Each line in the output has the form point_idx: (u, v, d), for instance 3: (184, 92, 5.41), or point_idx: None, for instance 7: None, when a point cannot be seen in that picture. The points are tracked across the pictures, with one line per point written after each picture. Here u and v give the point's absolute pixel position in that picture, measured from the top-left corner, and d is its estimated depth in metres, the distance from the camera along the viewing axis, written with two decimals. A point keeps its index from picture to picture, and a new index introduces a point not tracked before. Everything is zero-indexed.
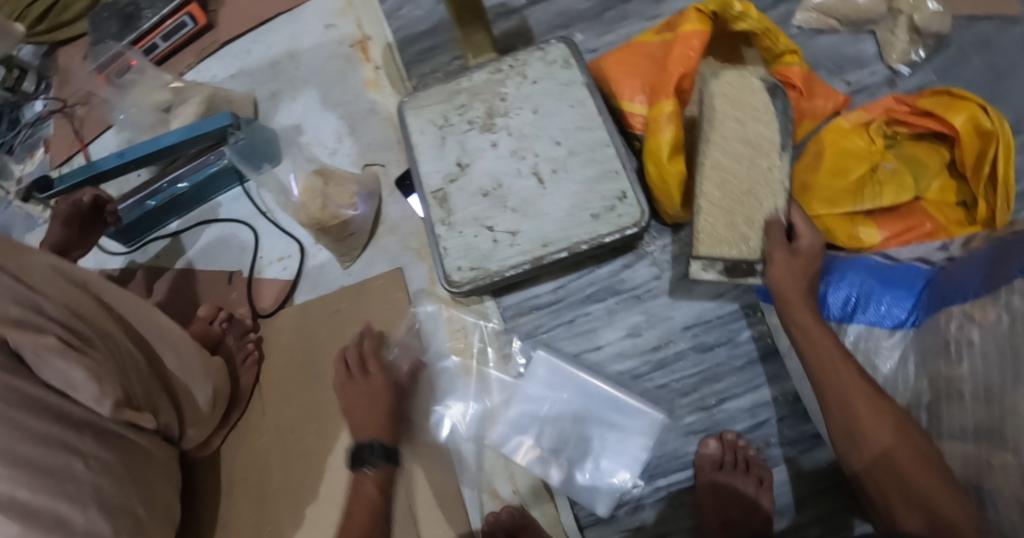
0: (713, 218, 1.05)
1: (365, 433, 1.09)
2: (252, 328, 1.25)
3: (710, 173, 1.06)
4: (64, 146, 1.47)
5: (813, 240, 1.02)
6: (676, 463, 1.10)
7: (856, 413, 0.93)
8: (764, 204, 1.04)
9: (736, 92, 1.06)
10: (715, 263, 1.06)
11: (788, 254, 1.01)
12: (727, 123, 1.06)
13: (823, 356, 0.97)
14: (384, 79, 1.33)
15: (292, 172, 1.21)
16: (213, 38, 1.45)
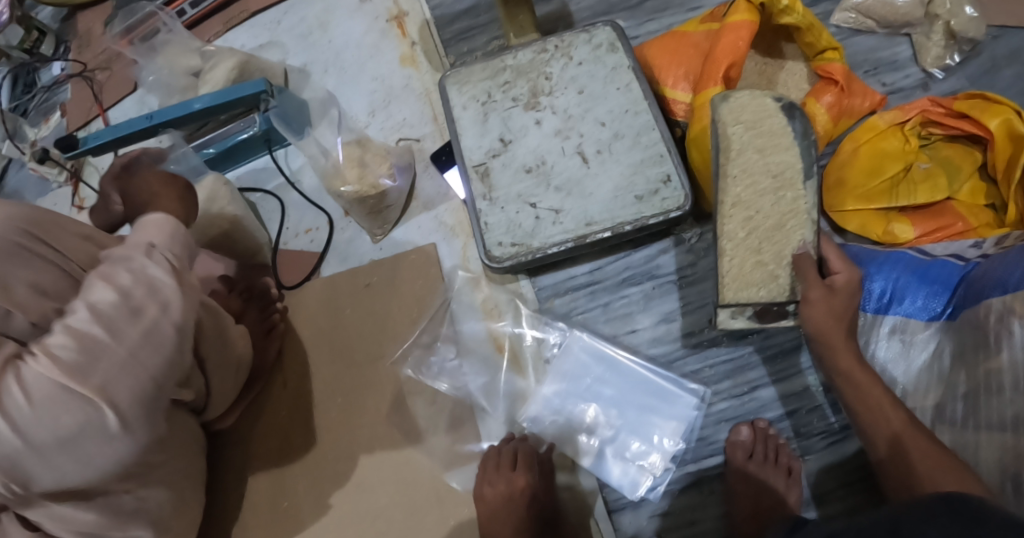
0: (739, 259, 0.99)
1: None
2: (279, 299, 1.21)
3: (733, 210, 1.00)
4: (82, 110, 1.45)
5: (850, 278, 0.96)
6: (707, 449, 1.10)
7: (876, 405, 0.93)
8: (792, 237, 0.98)
9: (752, 117, 1.01)
10: (744, 309, 0.98)
11: (825, 293, 0.94)
12: (747, 154, 1.00)
13: (855, 370, 0.95)
14: (420, 55, 1.31)
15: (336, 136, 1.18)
16: (243, 7, 1.43)
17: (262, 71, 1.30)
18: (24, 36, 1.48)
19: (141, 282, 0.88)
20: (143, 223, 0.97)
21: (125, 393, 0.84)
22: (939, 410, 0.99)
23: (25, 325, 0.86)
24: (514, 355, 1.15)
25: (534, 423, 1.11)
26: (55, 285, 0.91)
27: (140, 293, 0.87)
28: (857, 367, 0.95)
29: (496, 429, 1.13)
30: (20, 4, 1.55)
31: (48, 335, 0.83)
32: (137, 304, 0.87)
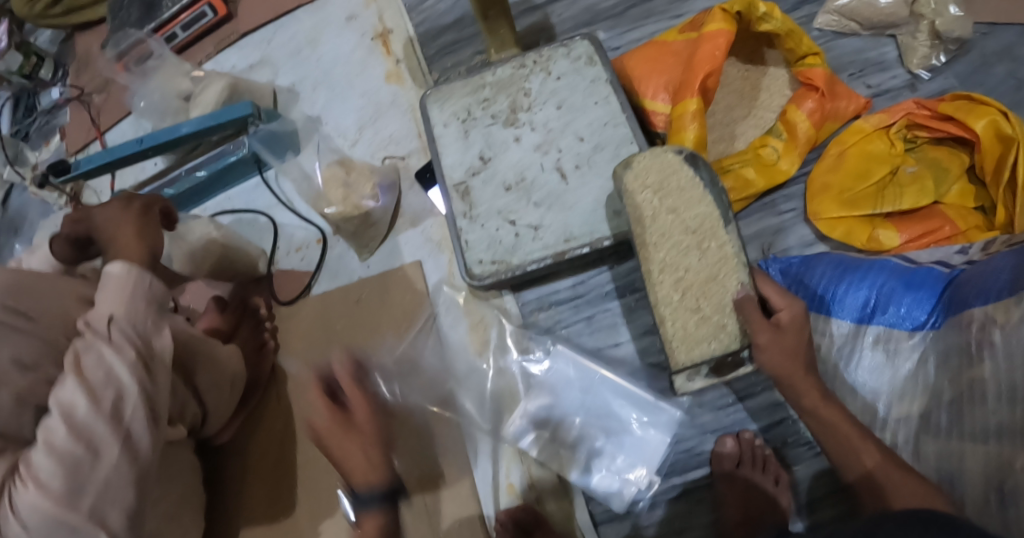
0: (680, 321, 0.94)
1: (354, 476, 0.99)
2: (269, 318, 1.23)
3: (663, 276, 0.95)
4: (81, 133, 1.48)
5: (794, 314, 0.93)
6: (693, 461, 1.12)
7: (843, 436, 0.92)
8: (728, 286, 0.93)
9: (656, 177, 0.98)
10: (699, 369, 0.95)
11: (774, 334, 0.91)
12: (661, 216, 0.97)
13: (818, 405, 0.93)
14: (405, 72, 1.31)
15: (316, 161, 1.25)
16: (232, 29, 1.44)
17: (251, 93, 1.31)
18: (23, 62, 1.52)
19: (109, 381, 0.87)
20: (108, 281, 0.94)
21: (114, 513, 0.86)
22: (924, 418, 0.97)
23: (10, 400, 0.90)
24: (499, 371, 1.16)
25: (517, 436, 1.12)
26: (34, 355, 0.93)
27: (111, 397, 0.87)
28: (821, 400, 0.93)
29: (482, 442, 1.15)
30: (20, 30, 1.59)
31: (30, 456, 0.84)
32: (111, 409, 0.87)
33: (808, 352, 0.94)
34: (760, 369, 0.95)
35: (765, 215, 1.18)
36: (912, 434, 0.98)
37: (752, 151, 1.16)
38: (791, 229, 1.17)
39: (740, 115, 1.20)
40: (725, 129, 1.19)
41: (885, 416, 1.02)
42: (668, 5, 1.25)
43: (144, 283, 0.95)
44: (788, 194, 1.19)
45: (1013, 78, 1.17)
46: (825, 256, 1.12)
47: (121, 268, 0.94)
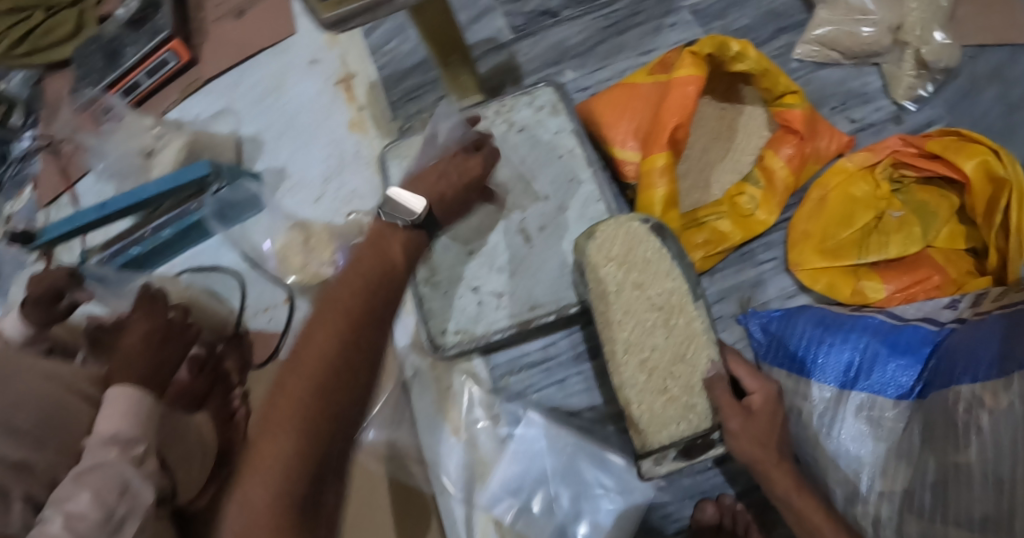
0: (648, 402, 0.92)
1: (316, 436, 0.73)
2: (241, 384, 1.20)
3: (627, 356, 0.94)
4: (51, 185, 1.41)
5: (766, 397, 0.91)
6: (671, 526, 1.09)
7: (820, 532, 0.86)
8: (697, 366, 0.92)
9: (620, 250, 0.97)
10: (667, 453, 0.91)
11: (745, 418, 0.88)
12: (626, 292, 0.95)
13: (791, 493, 0.88)
14: (368, 120, 1.26)
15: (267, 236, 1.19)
16: (196, 75, 1.37)
17: (212, 148, 1.26)
18: None
19: (122, 498, 0.89)
20: (108, 402, 0.96)
21: None
22: (908, 496, 0.92)
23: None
24: (468, 437, 1.12)
25: (491, 505, 1.09)
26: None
27: (122, 510, 0.89)
28: (794, 489, 0.88)
29: (454, 511, 1.10)
30: None
31: None
32: (117, 524, 0.88)
33: (782, 433, 0.90)
34: (730, 452, 0.90)
35: (744, 265, 1.13)
36: (895, 511, 0.93)
37: (728, 200, 1.11)
38: (771, 280, 1.11)
39: (716, 158, 1.13)
40: (701, 174, 1.13)
41: (868, 488, 0.96)
42: (639, 39, 1.21)
43: (143, 398, 0.98)
44: (768, 242, 1.13)
45: (1003, 101, 1.11)
46: (807, 311, 1.06)
47: (118, 390, 0.97)
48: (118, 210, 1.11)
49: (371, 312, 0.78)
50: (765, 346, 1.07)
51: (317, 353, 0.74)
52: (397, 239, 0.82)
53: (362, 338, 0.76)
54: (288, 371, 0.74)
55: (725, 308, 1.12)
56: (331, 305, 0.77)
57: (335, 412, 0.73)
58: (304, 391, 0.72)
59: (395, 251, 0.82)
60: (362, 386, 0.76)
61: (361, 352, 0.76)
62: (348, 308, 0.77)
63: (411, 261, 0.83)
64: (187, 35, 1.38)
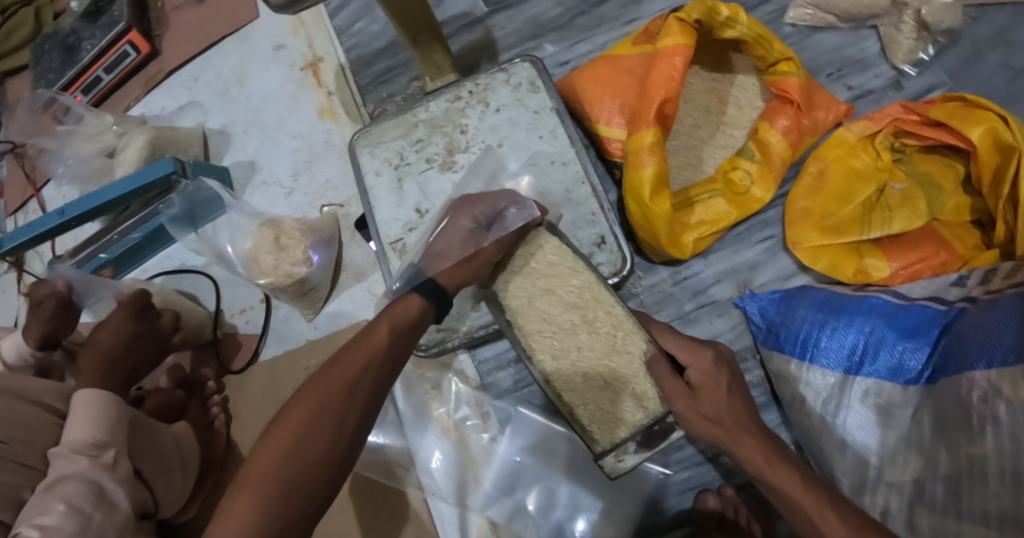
0: (592, 403, 0.84)
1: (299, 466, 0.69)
2: (219, 390, 1.15)
3: (557, 362, 0.85)
4: (17, 191, 1.34)
5: (704, 370, 0.81)
6: (672, 521, 1.04)
7: (809, 518, 0.73)
8: (630, 352, 0.84)
9: (522, 258, 0.88)
10: (626, 447, 0.82)
11: (688, 396, 0.79)
12: (535, 302, 0.86)
13: (761, 468, 0.76)
14: (338, 106, 1.20)
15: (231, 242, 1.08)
16: (159, 66, 1.30)
17: (175, 145, 1.19)
18: None
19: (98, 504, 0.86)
20: (75, 409, 0.92)
21: None
22: (918, 488, 0.87)
23: None
24: (457, 435, 1.08)
25: (484, 506, 1.05)
26: None
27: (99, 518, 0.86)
28: (764, 464, 0.76)
29: (446, 512, 1.06)
30: None
31: None
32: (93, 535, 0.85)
33: (743, 406, 0.79)
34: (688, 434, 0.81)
35: (739, 246, 1.07)
36: (905, 504, 0.88)
37: (722, 177, 1.03)
38: (769, 260, 1.06)
39: (706, 135, 1.07)
40: (691, 151, 1.07)
41: (876, 477, 0.90)
42: (620, 9, 1.14)
43: (112, 406, 0.93)
44: (765, 220, 1.07)
45: (1006, 67, 1.04)
46: (808, 292, 1.00)
47: (86, 394, 0.93)
48: (79, 215, 1.05)
49: (356, 383, 0.74)
50: (764, 332, 1.01)
51: (293, 417, 0.71)
52: (386, 319, 0.79)
53: (342, 410, 0.72)
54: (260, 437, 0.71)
55: (721, 292, 1.06)
56: (313, 374, 0.75)
57: (303, 474, 0.69)
58: (269, 459, 0.69)
59: (386, 326, 0.79)
60: (340, 452, 0.72)
61: (342, 425, 0.72)
62: (330, 376, 0.74)
63: (404, 335, 0.80)
64: (146, 25, 1.30)
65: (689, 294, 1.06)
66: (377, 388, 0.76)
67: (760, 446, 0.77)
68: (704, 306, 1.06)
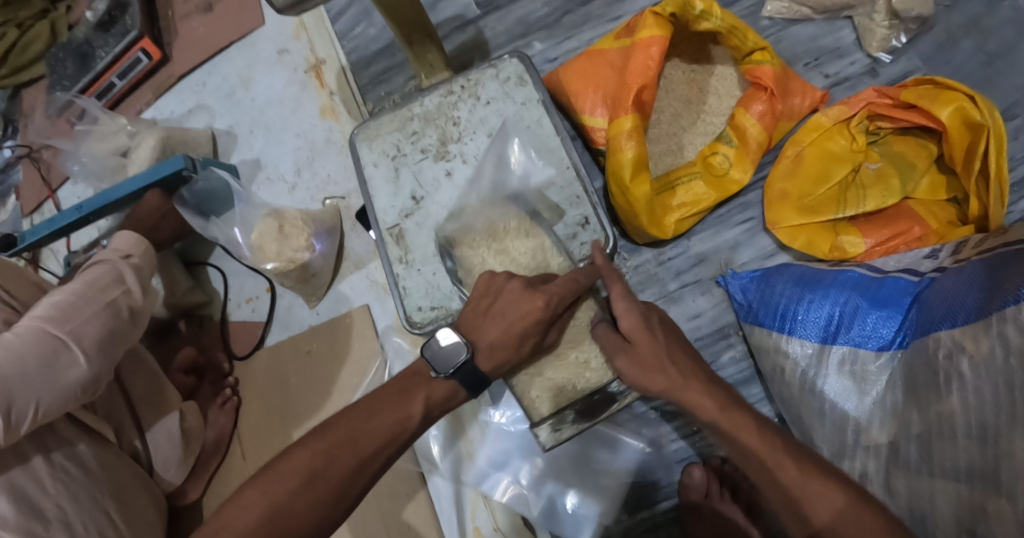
0: (536, 370, 0.91)
1: (287, 498, 0.78)
2: (230, 373, 1.22)
3: None
4: (33, 193, 1.40)
5: (637, 318, 0.83)
6: (661, 493, 1.09)
7: (768, 469, 0.76)
8: (578, 318, 0.91)
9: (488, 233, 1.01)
10: (564, 418, 0.92)
11: (626, 355, 0.83)
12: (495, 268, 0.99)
13: (716, 415, 0.78)
14: (339, 105, 1.26)
15: (239, 226, 1.15)
16: (169, 72, 1.37)
17: (184, 144, 1.25)
18: None
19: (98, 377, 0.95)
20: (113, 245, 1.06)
21: None
22: (893, 450, 0.90)
23: None
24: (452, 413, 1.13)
25: (480, 480, 1.10)
26: None
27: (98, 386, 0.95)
28: (718, 409, 0.78)
29: (443, 487, 1.13)
30: None
31: None
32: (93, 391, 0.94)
33: (683, 352, 0.82)
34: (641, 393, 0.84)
35: (721, 228, 1.11)
36: (882, 466, 0.91)
37: (701, 161, 1.09)
38: (749, 240, 1.10)
39: (686, 123, 1.12)
40: (672, 139, 1.12)
41: (854, 443, 0.94)
42: (605, 7, 1.20)
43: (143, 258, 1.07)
44: (745, 203, 1.12)
45: (981, 52, 1.09)
46: (786, 269, 1.04)
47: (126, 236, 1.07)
48: (94, 211, 1.12)
49: (365, 461, 0.81)
50: (745, 308, 1.05)
51: (291, 477, 0.79)
52: (424, 390, 0.85)
53: (340, 485, 0.80)
54: (258, 481, 0.80)
55: (703, 271, 1.10)
56: (323, 436, 0.82)
57: (296, 514, 0.78)
58: (261, 509, 0.78)
59: (417, 406, 0.84)
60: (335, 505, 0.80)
61: (341, 495, 0.80)
62: (340, 447, 0.81)
63: (432, 414, 0.85)
64: (157, 33, 1.37)
65: (672, 274, 1.11)
66: (382, 462, 0.83)
67: (713, 400, 0.79)
68: (687, 285, 1.10)
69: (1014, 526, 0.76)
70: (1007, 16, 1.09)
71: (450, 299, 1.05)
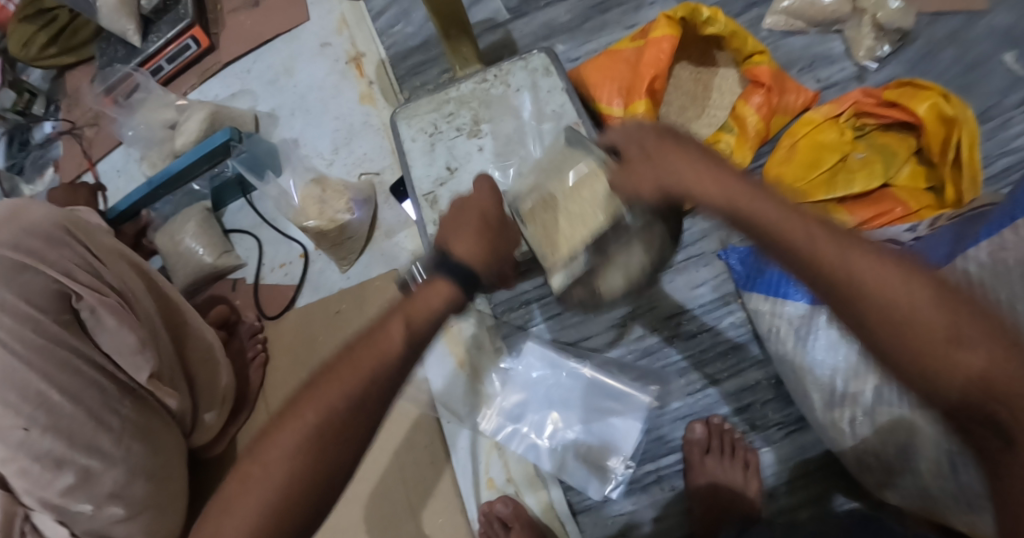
0: (548, 222, 0.92)
1: (283, 487, 0.70)
2: (262, 329, 1.30)
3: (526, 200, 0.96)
4: (72, 165, 1.49)
5: (630, 131, 0.79)
6: (665, 448, 1.16)
7: (853, 275, 0.67)
8: (582, 165, 0.91)
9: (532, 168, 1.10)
10: (578, 258, 0.90)
11: (625, 167, 0.78)
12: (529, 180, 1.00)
13: (739, 207, 0.71)
14: (378, 93, 1.38)
15: (292, 180, 1.26)
16: (215, 59, 1.49)
17: (232, 120, 1.36)
18: (16, 98, 1.50)
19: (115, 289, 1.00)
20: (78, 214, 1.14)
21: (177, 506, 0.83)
22: (878, 393, 1.01)
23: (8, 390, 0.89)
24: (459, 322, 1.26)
25: (496, 433, 1.19)
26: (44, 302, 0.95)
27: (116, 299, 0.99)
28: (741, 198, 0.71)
29: (461, 436, 1.22)
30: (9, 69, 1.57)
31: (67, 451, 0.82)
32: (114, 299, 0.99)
33: (685, 142, 0.76)
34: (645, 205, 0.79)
35: None
36: (869, 409, 1.01)
37: (706, 148, 1.23)
38: None
39: (692, 115, 1.25)
40: (678, 129, 1.24)
41: (842, 392, 1.04)
42: (621, 16, 1.34)
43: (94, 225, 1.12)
44: None
45: (959, 62, 1.24)
46: None
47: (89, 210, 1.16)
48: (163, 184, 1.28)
49: (355, 422, 0.71)
50: (744, 277, 1.17)
51: (280, 463, 0.70)
52: (396, 323, 0.73)
53: (338, 456, 0.71)
54: (243, 473, 0.71)
55: (707, 245, 1.24)
56: (297, 413, 0.71)
57: (301, 495, 0.70)
58: (260, 505, 0.69)
59: (395, 342, 0.72)
60: (338, 472, 0.72)
61: (339, 462, 0.71)
62: (325, 415, 0.71)
63: (422, 340, 0.74)
64: (206, 24, 1.49)
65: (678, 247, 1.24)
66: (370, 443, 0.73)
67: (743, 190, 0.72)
68: (692, 257, 1.23)
69: None
70: (982, 33, 1.25)
71: None
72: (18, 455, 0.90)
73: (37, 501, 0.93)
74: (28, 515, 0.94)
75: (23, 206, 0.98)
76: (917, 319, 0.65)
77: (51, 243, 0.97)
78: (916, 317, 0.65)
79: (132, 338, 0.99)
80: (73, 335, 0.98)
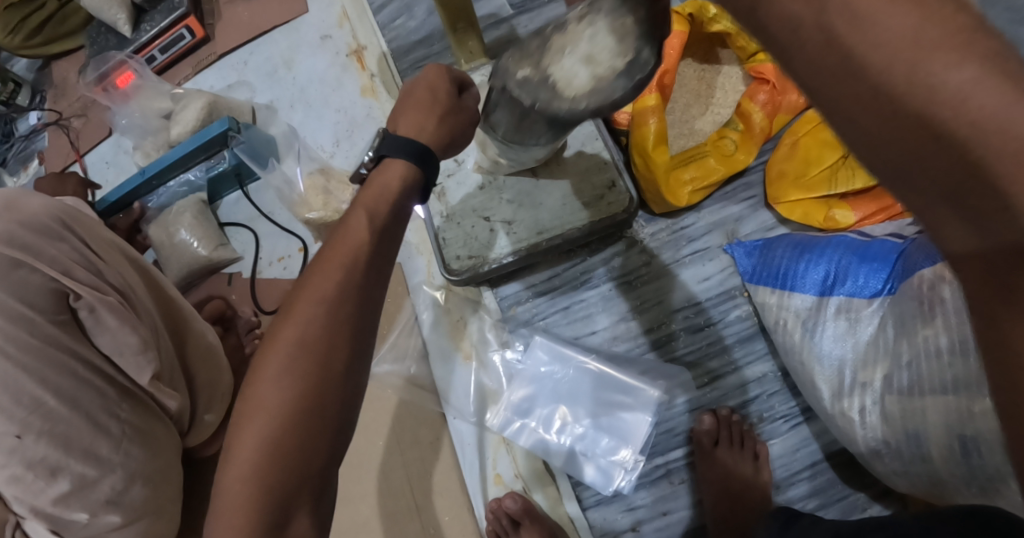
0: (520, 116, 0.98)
1: (287, 399, 0.74)
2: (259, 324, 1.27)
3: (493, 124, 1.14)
4: (59, 157, 1.44)
5: None
6: (674, 441, 1.16)
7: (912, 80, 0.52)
8: None
9: None
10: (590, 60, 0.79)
11: None
12: None
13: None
14: (379, 86, 1.37)
15: (297, 167, 1.27)
16: (210, 50, 1.46)
17: (230, 110, 1.32)
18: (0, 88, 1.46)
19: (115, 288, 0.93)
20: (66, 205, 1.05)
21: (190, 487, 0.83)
22: (888, 381, 1.01)
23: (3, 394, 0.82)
24: (454, 296, 1.28)
25: (503, 428, 1.17)
26: (39, 300, 0.87)
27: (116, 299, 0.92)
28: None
29: (466, 433, 1.20)
30: None
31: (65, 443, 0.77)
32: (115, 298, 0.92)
33: None
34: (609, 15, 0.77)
35: (727, 203, 1.25)
36: (878, 398, 1.02)
37: (712, 143, 1.23)
38: (752, 215, 1.24)
39: (697, 112, 1.27)
40: (684, 125, 1.27)
41: (851, 382, 1.05)
42: None
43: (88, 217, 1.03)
44: (748, 182, 1.26)
45: None
46: (785, 238, 1.17)
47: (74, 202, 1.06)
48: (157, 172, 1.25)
49: (338, 324, 0.76)
50: (750, 270, 1.19)
51: (276, 377, 0.75)
52: (359, 217, 0.80)
53: (328, 357, 0.75)
54: (247, 396, 0.76)
55: (712, 240, 1.24)
56: (284, 328, 0.76)
57: (297, 401, 0.74)
58: (265, 420, 0.73)
59: (358, 239, 0.79)
60: (331, 375, 0.75)
61: (329, 364, 0.75)
62: (308, 322, 0.76)
63: (383, 228, 0.81)
64: (201, 15, 1.46)
65: (685, 240, 1.24)
66: (359, 348, 0.78)
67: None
68: (697, 252, 1.24)
69: (995, 420, 0.88)
70: None
71: (485, 249, 1.17)
72: (10, 461, 0.83)
73: (29, 509, 0.86)
74: (21, 522, 0.88)
75: (14, 196, 0.90)
76: (869, 53, 0.52)
77: (46, 237, 0.89)
78: (857, 41, 0.53)
79: (133, 339, 0.93)
80: (70, 336, 0.90)
